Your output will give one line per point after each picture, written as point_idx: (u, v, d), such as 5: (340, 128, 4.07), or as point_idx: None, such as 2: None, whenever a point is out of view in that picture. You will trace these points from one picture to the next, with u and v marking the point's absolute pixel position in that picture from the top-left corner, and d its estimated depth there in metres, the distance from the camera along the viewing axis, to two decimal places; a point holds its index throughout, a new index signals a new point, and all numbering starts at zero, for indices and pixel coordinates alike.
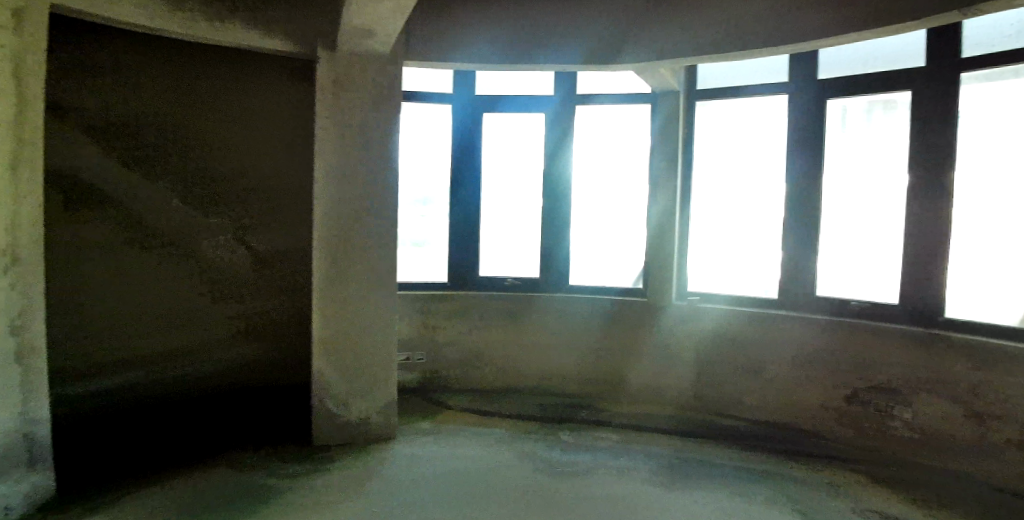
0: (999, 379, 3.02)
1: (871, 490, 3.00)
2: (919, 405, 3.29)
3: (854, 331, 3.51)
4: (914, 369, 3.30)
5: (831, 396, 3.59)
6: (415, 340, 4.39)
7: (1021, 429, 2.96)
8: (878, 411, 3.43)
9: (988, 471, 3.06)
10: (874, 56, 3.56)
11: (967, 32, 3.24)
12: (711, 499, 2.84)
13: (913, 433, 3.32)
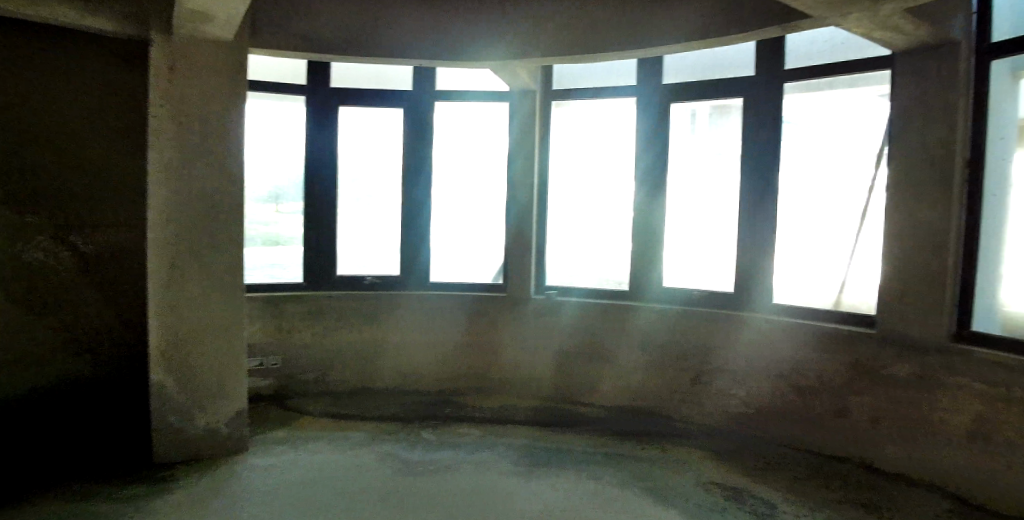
0: (809, 362, 3.38)
1: (711, 464, 3.23)
2: (750, 384, 3.61)
3: (697, 320, 3.79)
4: (742, 352, 3.64)
5: (676, 380, 3.86)
6: (270, 343, 4.12)
7: (825, 402, 3.33)
8: (714, 389, 3.74)
9: (798, 439, 3.43)
10: (714, 64, 3.85)
11: (789, 45, 3.58)
12: (568, 486, 2.91)
13: (743, 409, 3.65)
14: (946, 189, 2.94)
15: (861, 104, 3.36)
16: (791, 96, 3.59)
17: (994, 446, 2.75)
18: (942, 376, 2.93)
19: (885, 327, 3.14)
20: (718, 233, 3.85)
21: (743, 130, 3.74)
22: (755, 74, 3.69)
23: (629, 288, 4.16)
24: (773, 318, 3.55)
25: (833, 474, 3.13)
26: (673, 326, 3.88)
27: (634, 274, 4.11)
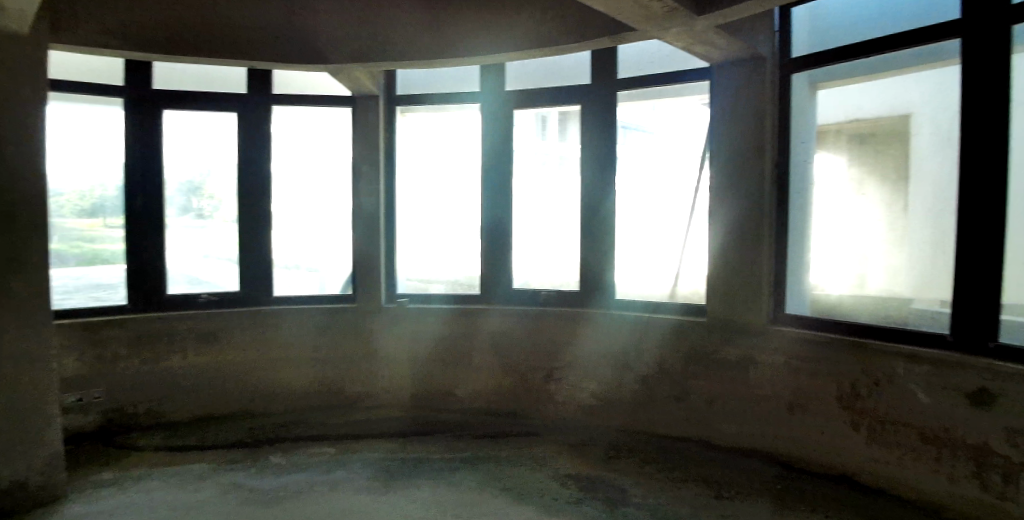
0: (652, 351, 3.66)
1: (562, 459, 3.35)
2: (599, 376, 3.85)
3: (548, 320, 3.97)
4: (588, 346, 3.87)
5: (532, 378, 4.01)
6: (89, 375, 3.68)
7: (668, 388, 3.63)
8: (566, 384, 3.94)
9: (644, 424, 3.71)
10: (553, 72, 4.04)
11: (620, 56, 3.84)
12: (430, 496, 2.89)
13: (594, 401, 3.87)
14: (760, 189, 3.30)
15: (689, 113, 3.68)
16: (625, 104, 3.85)
17: (808, 412, 3.17)
18: (758, 354, 3.32)
19: (713, 313, 3.48)
20: (565, 233, 4.05)
21: (581, 134, 3.96)
22: (591, 82, 3.92)
23: (481, 291, 4.21)
24: (614, 313, 3.82)
25: (681, 454, 3.41)
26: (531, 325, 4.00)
27: (484, 275, 4.20)
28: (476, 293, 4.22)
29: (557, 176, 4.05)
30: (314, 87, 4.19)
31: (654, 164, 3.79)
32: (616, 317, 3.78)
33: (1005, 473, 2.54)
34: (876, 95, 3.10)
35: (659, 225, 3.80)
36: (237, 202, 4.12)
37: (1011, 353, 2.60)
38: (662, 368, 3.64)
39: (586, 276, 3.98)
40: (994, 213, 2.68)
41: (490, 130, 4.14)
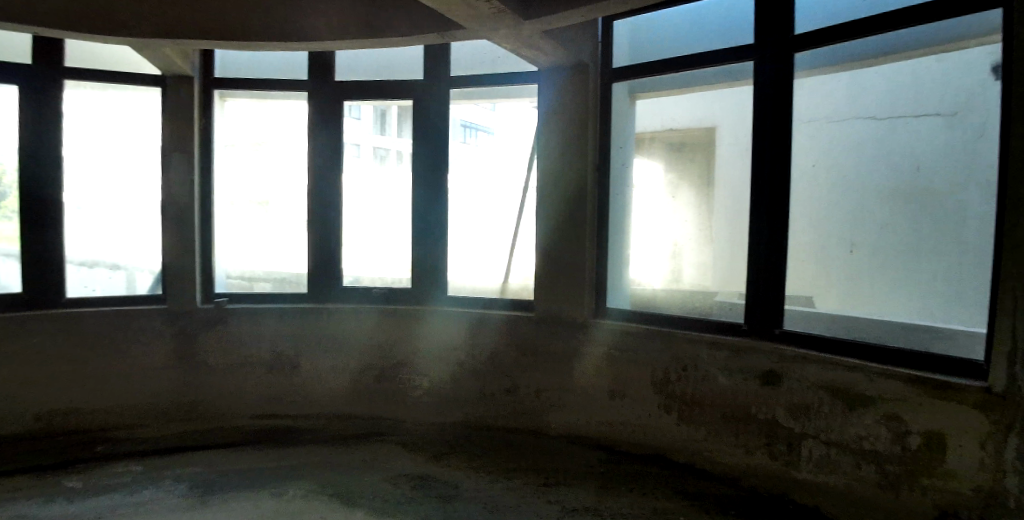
0: (478, 344, 3.87)
1: (401, 456, 3.45)
2: (431, 373, 3.96)
3: (380, 317, 4.05)
4: (415, 343, 3.99)
5: (362, 376, 4.05)
6: None
7: (501, 382, 3.84)
8: (400, 382, 4.01)
9: (476, 418, 3.88)
10: (388, 63, 4.15)
11: (455, 52, 4.04)
12: (236, 504, 2.86)
13: (427, 397, 3.96)
14: (580, 196, 3.61)
15: (518, 116, 3.94)
16: (456, 101, 4.07)
17: (627, 398, 3.51)
18: (583, 344, 3.62)
19: (540, 310, 3.74)
20: (393, 231, 4.17)
21: (409, 129, 4.12)
22: (425, 77, 4.08)
23: (307, 291, 4.21)
24: (438, 310, 3.99)
25: (497, 445, 3.60)
26: (359, 332, 4.05)
27: (311, 273, 4.19)
28: (304, 292, 4.21)
29: (384, 174, 4.17)
30: (119, 64, 3.95)
31: (479, 167, 4.07)
32: (436, 313, 3.97)
33: (789, 441, 3.02)
34: (687, 107, 3.43)
35: (490, 226, 4.03)
36: (21, 194, 3.79)
37: (794, 337, 3.06)
38: (490, 361, 3.85)
39: (415, 274, 4.12)
40: (776, 217, 3.11)
41: (320, 125, 4.17)
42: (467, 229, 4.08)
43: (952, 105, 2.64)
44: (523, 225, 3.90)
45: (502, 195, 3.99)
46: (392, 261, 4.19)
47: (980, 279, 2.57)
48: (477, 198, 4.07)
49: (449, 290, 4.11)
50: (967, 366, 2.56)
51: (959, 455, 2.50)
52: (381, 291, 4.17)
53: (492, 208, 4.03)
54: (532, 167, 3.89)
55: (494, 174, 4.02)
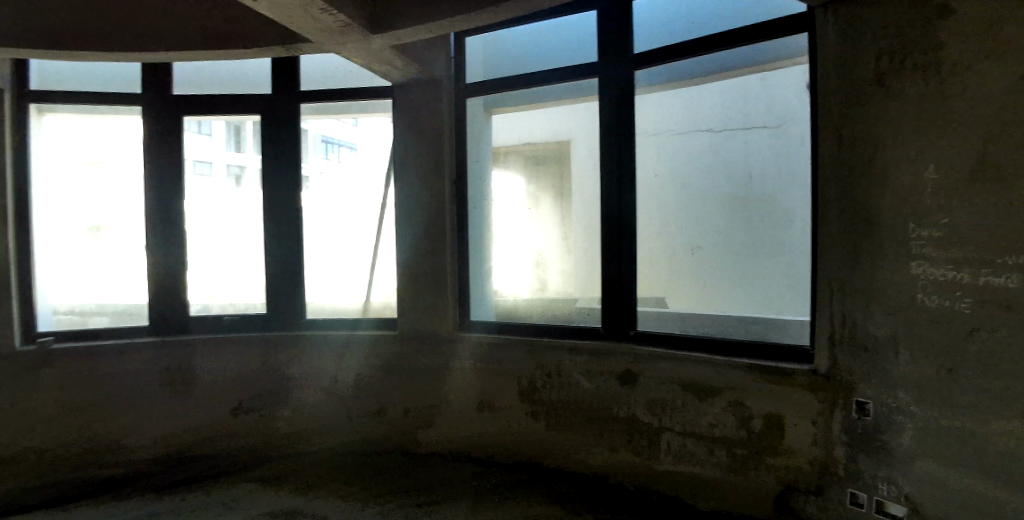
0: (343, 365, 3.83)
1: (265, 494, 3.32)
2: (294, 401, 3.86)
3: (236, 345, 3.85)
4: (275, 371, 3.85)
5: (219, 412, 3.84)
6: None
7: (366, 406, 3.82)
8: (260, 414, 3.86)
9: (344, 444, 3.84)
10: (232, 76, 3.97)
11: (304, 66, 3.96)
12: None
13: (292, 427, 3.86)
14: (438, 214, 3.69)
15: (375, 134, 3.91)
16: (309, 116, 3.98)
17: (496, 410, 3.64)
18: (452, 361, 3.69)
19: (406, 328, 3.76)
20: (246, 255, 3.98)
21: (259, 144, 3.96)
22: (272, 91, 3.96)
23: (149, 323, 3.91)
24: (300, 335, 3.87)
25: (364, 470, 3.59)
26: (213, 370, 3.83)
27: (153, 305, 3.90)
28: (145, 325, 3.91)
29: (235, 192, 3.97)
30: None
31: (335, 183, 3.96)
32: (294, 337, 3.85)
33: (650, 436, 3.23)
34: (543, 124, 3.60)
35: (348, 248, 3.95)
36: None
37: (647, 338, 3.30)
38: (357, 384, 3.82)
39: (273, 299, 3.97)
40: (625, 223, 3.35)
41: (156, 144, 3.89)
42: (322, 249, 3.98)
43: (774, 118, 2.92)
44: (382, 244, 3.90)
45: (360, 214, 3.93)
46: (245, 286, 4.00)
47: (801, 274, 2.86)
48: (332, 217, 3.97)
49: (307, 314, 4.00)
50: (795, 352, 2.85)
51: (794, 431, 2.77)
52: (233, 318, 3.97)
53: (350, 229, 3.94)
54: (390, 185, 3.90)
55: (353, 193, 3.94)
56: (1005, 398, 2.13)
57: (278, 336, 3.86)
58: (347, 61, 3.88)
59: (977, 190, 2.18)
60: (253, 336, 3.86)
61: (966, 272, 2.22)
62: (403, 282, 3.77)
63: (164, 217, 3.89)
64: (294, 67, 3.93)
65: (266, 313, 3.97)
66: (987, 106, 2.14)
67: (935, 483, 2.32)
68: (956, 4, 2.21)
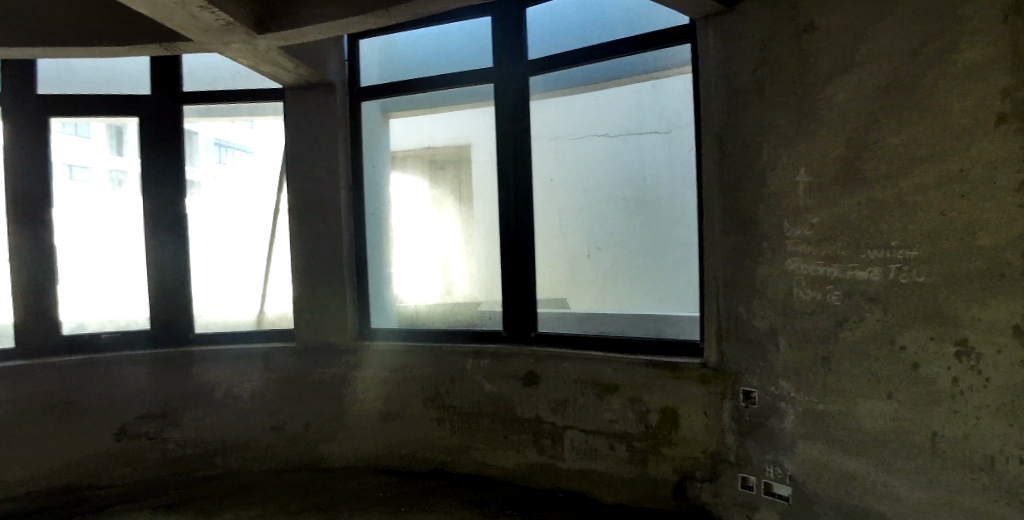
0: (237, 380, 3.77)
1: None
2: (184, 422, 3.76)
3: (121, 366, 3.72)
4: (165, 390, 3.75)
5: (99, 436, 3.69)
6: None
7: (262, 421, 3.77)
8: (145, 436, 3.74)
9: (241, 462, 3.77)
10: (108, 78, 3.79)
11: (187, 67, 3.85)
12: None
13: (184, 448, 3.76)
14: (330, 223, 3.66)
15: (270, 140, 3.86)
16: (190, 119, 3.86)
17: (400, 417, 3.65)
18: (352, 370, 3.70)
19: (303, 339, 3.74)
20: (129, 269, 3.82)
21: (140, 149, 3.81)
22: (153, 93, 3.82)
23: (17, 344, 3.71)
24: (189, 351, 3.77)
25: (259, 487, 3.56)
26: (99, 391, 3.69)
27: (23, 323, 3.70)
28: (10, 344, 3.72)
29: (115, 199, 3.78)
30: None
31: (223, 190, 3.86)
32: (183, 355, 3.76)
33: (554, 436, 3.30)
34: (442, 127, 3.66)
35: (241, 256, 3.88)
36: None
37: (546, 339, 3.38)
38: (252, 398, 3.77)
39: (161, 312, 3.84)
40: (522, 225, 3.40)
41: (25, 152, 3.66)
42: (210, 259, 3.88)
43: (666, 124, 3.03)
44: (276, 252, 3.83)
45: (252, 221, 3.86)
46: (127, 304, 3.85)
47: (689, 272, 3.00)
48: (221, 226, 3.87)
49: (196, 328, 3.90)
50: (687, 346, 3.00)
51: (688, 422, 2.91)
52: (115, 335, 3.83)
53: (241, 237, 3.87)
54: (283, 190, 3.86)
55: (242, 200, 3.86)
56: (873, 381, 2.27)
57: (167, 353, 3.75)
58: (233, 63, 3.81)
59: (843, 189, 2.32)
60: (139, 355, 3.74)
61: (835, 267, 2.36)
62: (298, 290, 3.72)
63: (34, 233, 3.68)
64: (175, 69, 3.82)
65: (151, 329, 3.85)
66: (848, 111, 2.28)
67: (816, 464, 2.45)
68: (821, 19, 2.34)
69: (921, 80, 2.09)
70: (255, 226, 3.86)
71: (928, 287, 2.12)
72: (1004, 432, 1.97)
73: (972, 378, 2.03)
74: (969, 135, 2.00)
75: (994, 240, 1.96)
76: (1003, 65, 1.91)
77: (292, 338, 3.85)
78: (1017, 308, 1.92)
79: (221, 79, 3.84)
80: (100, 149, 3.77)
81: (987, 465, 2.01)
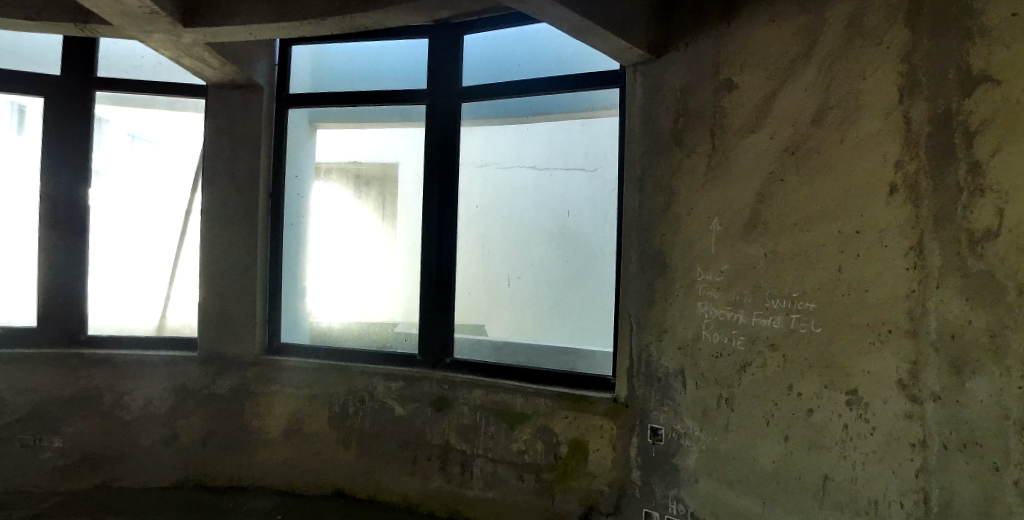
0: (130, 387, 3.54)
1: None
2: (65, 430, 3.50)
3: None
4: (46, 394, 3.49)
5: None
6: None
7: (155, 433, 3.56)
8: (20, 444, 3.46)
9: (127, 478, 3.54)
10: (9, 54, 3.53)
11: (102, 50, 3.65)
12: None
13: (62, 459, 3.49)
14: (248, 229, 3.53)
15: (186, 134, 3.68)
16: (102, 105, 3.64)
17: (303, 437, 3.54)
18: (256, 386, 3.56)
19: (203, 350, 3.56)
20: (18, 262, 3.56)
21: (42, 130, 3.56)
22: (61, 74, 3.59)
23: None
24: (77, 353, 3.52)
25: (142, 504, 3.34)
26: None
27: None
28: None
29: (11, 185, 3.55)
30: None
31: (133, 184, 3.66)
32: (71, 356, 3.51)
33: (462, 463, 3.25)
34: (371, 141, 3.59)
35: (145, 256, 3.67)
36: None
37: (461, 366, 3.38)
38: (144, 408, 3.55)
39: (47, 309, 3.57)
40: (447, 248, 3.42)
41: None
42: (110, 255, 3.65)
43: (591, 161, 3.08)
44: (184, 254, 3.68)
45: (160, 220, 3.67)
46: (11, 300, 3.57)
47: (605, 307, 3.04)
48: (126, 223, 3.65)
49: (89, 329, 3.64)
50: (598, 381, 3.02)
51: (596, 457, 2.92)
52: None
53: (149, 237, 3.67)
54: (198, 191, 3.69)
55: (151, 195, 3.66)
56: (770, 424, 2.36)
57: (53, 354, 3.50)
58: (154, 52, 3.63)
59: (749, 240, 2.43)
60: (19, 354, 3.47)
61: (741, 312, 2.46)
62: (205, 297, 3.56)
63: None
64: (91, 52, 3.61)
65: (38, 327, 3.57)
66: (759, 166, 2.40)
67: (713, 501, 2.52)
68: (738, 79, 2.47)
69: (824, 144, 2.23)
70: (163, 224, 3.67)
71: (823, 338, 2.23)
72: (886, 478, 2.09)
73: (860, 425, 2.14)
74: (866, 198, 2.13)
75: (882, 299, 2.10)
76: (896, 139, 2.07)
77: (194, 347, 3.67)
78: (901, 363, 2.06)
79: (140, 67, 3.65)
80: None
81: (870, 508, 2.13)
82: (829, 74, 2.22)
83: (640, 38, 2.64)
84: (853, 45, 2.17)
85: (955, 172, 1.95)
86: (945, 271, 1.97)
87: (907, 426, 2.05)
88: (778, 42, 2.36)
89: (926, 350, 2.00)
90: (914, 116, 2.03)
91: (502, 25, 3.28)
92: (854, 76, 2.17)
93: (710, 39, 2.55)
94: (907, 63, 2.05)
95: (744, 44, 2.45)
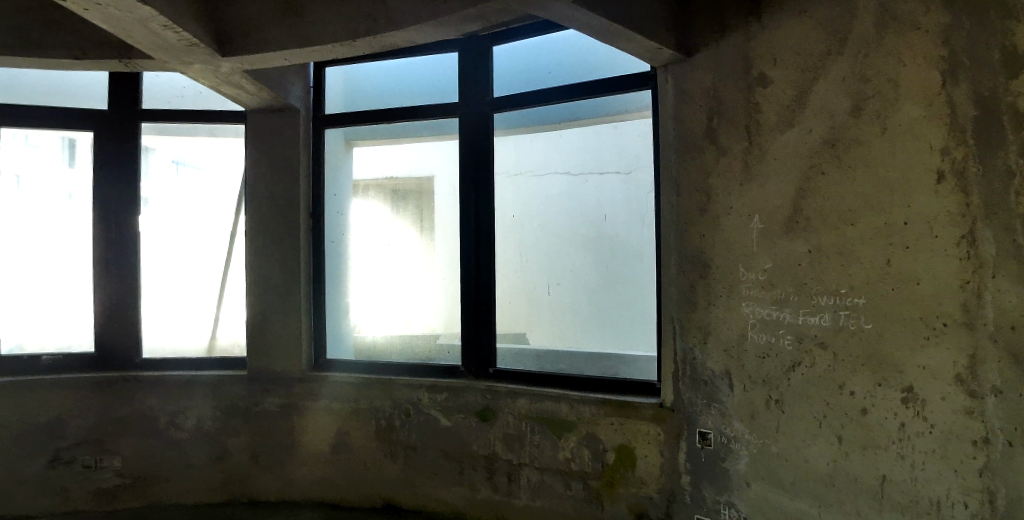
0: (183, 406, 3.65)
1: None
2: (124, 450, 3.62)
3: (59, 390, 3.58)
4: (105, 416, 3.62)
5: (33, 462, 3.55)
6: None
7: (208, 450, 3.65)
8: (82, 465, 3.59)
9: (182, 495, 3.64)
10: (60, 90, 3.71)
11: (146, 83, 3.79)
12: None
13: (122, 478, 3.61)
14: (290, 249, 3.62)
15: (227, 159, 3.79)
16: (147, 135, 3.78)
17: (350, 450, 3.58)
18: (302, 402, 3.63)
19: (251, 369, 3.65)
20: (75, 289, 3.71)
21: (93, 162, 3.71)
22: (108, 108, 3.75)
23: None
24: (133, 375, 3.64)
25: None
26: (28, 415, 3.55)
27: None
28: None
29: (63, 217, 3.69)
30: None
31: (179, 210, 3.77)
32: (127, 379, 3.63)
33: (507, 473, 3.25)
34: (406, 158, 3.64)
35: (192, 278, 3.78)
36: None
37: (503, 376, 3.39)
38: (197, 426, 3.65)
39: (104, 334, 3.71)
40: (483, 258, 3.44)
41: None
42: (160, 279, 3.77)
43: (625, 164, 3.07)
44: (231, 276, 3.78)
45: (206, 243, 3.78)
46: (70, 326, 3.71)
47: (646, 311, 3.02)
48: (174, 247, 3.77)
49: (144, 351, 3.77)
50: (643, 385, 2.99)
51: (644, 463, 2.89)
52: (55, 358, 3.69)
53: (196, 260, 3.78)
54: (241, 212, 3.79)
55: (196, 220, 3.78)
56: (822, 425, 2.30)
57: (111, 377, 3.62)
58: (194, 82, 3.76)
59: (792, 237, 2.38)
60: (78, 378, 3.60)
61: (787, 311, 2.41)
62: (250, 317, 3.65)
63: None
64: (135, 85, 3.76)
65: (96, 352, 3.71)
66: (798, 160, 2.35)
67: (767, 506, 2.46)
68: (771, 72, 2.43)
69: (865, 134, 2.18)
70: (209, 247, 3.79)
71: (874, 335, 2.17)
72: (947, 478, 2.02)
73: (917, 424, 2.08)
74: (914, 189, 2.07)
75: (934, 290, 2.03)
76: (940, 125, 2.01)
77: (243, 366, 3.76)
78: (958, 358, 1.99)
79: (181, 97, 3.78)
80: (48, 161, 3.69)
81: (933, 510, 2.05)
82: (867, 63, 2.17)
83: (670, 39, 2.63)
84: (891, 30, 2.12)
85: (1005, 156, 1.88)
86: (999, 260, 1.90)
87: (967, 422, 1.97)
88: (812, 33, 2.31)
89: (985, 343, 1.93)
90: (959, 100, 1.97)
91: (529, 33, 3.30)
92: (892, 64, 2.11)
93: (742, 35, 2.52)
94: (949, 46, 1.99)
95: (776, 37, 2.42)
